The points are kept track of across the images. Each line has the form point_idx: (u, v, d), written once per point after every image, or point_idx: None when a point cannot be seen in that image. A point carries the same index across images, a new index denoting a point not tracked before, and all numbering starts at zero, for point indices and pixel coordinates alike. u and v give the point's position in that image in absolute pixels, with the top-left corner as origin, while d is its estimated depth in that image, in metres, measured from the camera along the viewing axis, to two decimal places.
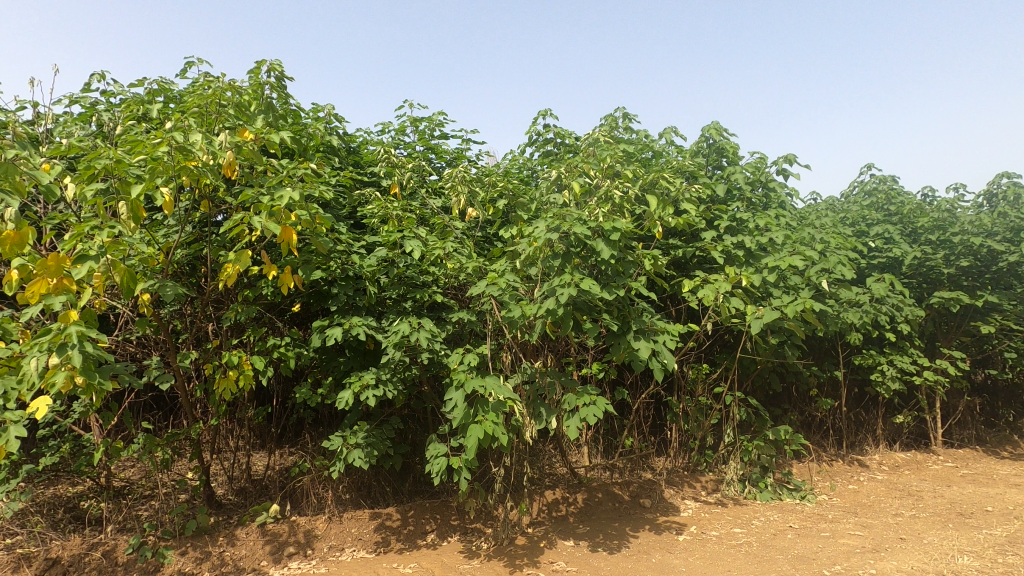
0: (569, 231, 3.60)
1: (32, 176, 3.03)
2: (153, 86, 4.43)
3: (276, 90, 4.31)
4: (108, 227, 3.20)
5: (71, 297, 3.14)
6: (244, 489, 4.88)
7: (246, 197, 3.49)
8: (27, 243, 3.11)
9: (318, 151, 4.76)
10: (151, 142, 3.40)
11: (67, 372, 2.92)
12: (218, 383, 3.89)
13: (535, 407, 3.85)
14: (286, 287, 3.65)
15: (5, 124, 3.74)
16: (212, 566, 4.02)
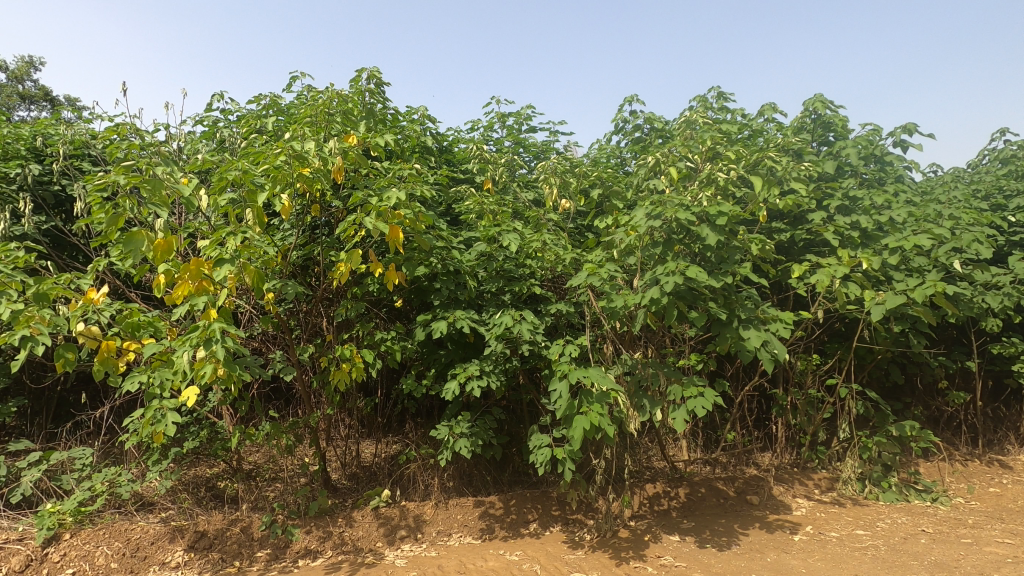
0: (671, 217, 3.48)
1: (176, 189, 3.41)
2: (265, 102, 4.82)
3: (375, 95, 4.52)
4: (239, 232, 3.52)
5: (211, 297, 3.49)
6: (356, 475, 5.19)
7: (356, 199, 3.69)
8: (173, 250, 3.49)
9: (414, 152, 4.95)
10: (271, 153, 3.68)
11: (213, 364, 3.26)
12: (334, 375, 4.16)
13: (638, 398, 3.77)
14: (393, 283, 3.83)
15: (151, 145, 4.23)
16: (334, 544, 4.32)
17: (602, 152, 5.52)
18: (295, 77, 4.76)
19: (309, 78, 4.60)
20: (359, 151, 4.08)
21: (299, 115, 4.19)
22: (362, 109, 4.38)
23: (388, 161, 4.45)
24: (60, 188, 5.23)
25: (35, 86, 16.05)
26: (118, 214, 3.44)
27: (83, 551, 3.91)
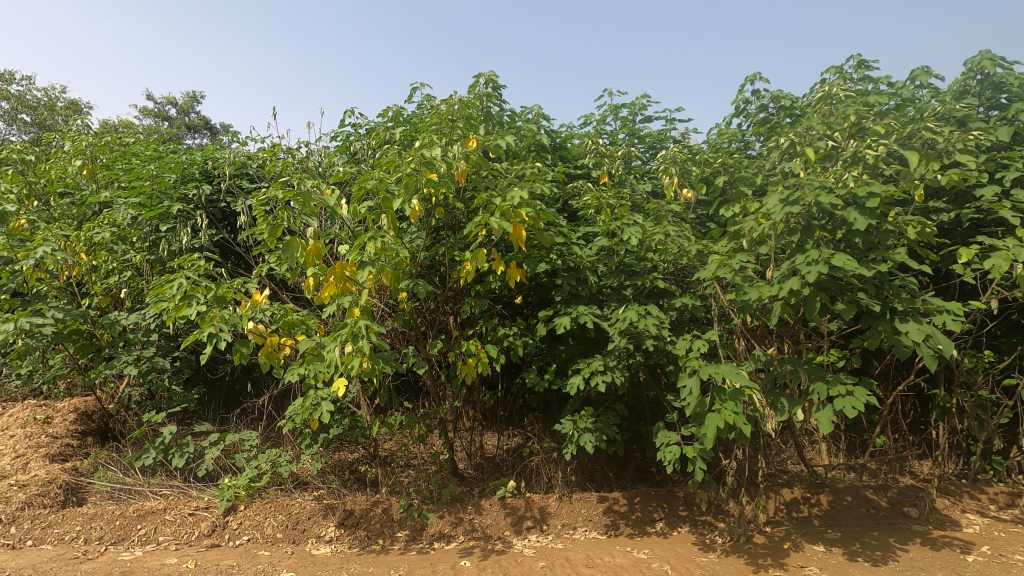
0: (812, 202, 3.21)
1: (322, 199, 3.78)
2: (391, 114, 5.17)
3: (493, 98, 4.67)
4: (377, 237, 3.80)
5: (354, 297, 3.81)
6: (480, 465, 5.41)
7: (481, 200, 3.83)
8: (323, 255, 3.86)
9: (530, 150, 5.02)
10: (403, 161, 3.94)
11: (360, 357, 3.58)
12: (462, 369, 4.36)
13: (774, 397, 3.50)
14: (516, 281, 3.94)
15: (298, 162, 4.71)
16: (465, 530, 4.54)
17: (724, 137, 5.23)
18: (417, 87, 5.04)
19: (430, 87, 4.86)
20: (480, 153, 4.23)
21: (425, 125, 4.44)
22: (480, 114, 4.54)
23: (507, 161, 4.57)
24: (226, 205, 6.00)
25: (199, 117, 18.55)
26: (278, 225, 3.90)
27: (255, 521, 4.46)
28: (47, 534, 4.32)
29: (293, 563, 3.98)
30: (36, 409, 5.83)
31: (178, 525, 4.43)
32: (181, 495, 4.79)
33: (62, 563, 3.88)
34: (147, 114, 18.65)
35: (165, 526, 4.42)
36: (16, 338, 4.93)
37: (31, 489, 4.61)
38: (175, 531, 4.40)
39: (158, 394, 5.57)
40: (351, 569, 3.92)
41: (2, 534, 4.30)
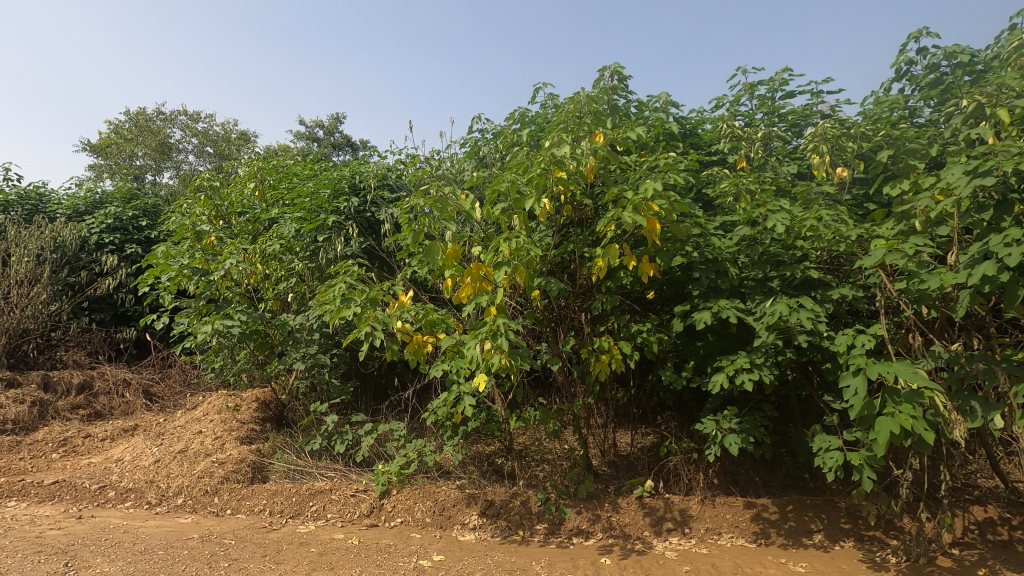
0: (1009, 171, 2.73)
1: (459, 204, 3.98)
2: (518, 116, 5.29)
3: (619, 90, 4.58)
4: (511, 237, 3.91)
5: (491, 296, 3.96)
6: (614, 463, 5.36)
7: (613, 195, 3.78)
8: (461, 257, 4.08)
9: (659, 140, 4.85)
10: (533, 162, 4.01)
11: (499, 354, 3.72)
12: (595, 365, 4.34)
13: (964, 400, 3.03)
14: (649, 275, 3.83)
15: (435, 170, 5.00)
16: (604, 527, 4.52)
17: (883, 105, 4.63)
18: (541, 89, 5.16)
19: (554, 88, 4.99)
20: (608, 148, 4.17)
21: (552, 124, 4.49)
22: (607, 107, 4.47)
23: (636, 154, 4.47)
24: (371, 215, 6.57)
25: (342, 136, 20.45)
26: (420, 231, 4.18)
27: (406, 505, 4.82)
28: (241, 505, 5.04)
29: (442, 547, 4.24)
30: (227, 398, 6.82)
31: (342, 504, 4.93)
32: (343, 477, 5.33)
33: (254, 531, 4.50)
34: (301, 138, 20.93)
35: (332, 505, 4.93)
36: (213, 338, 5.81)
37: (228, 466, 5.42)
38: (340, 509, 4.89)
39: (320, 386, 6.25)
40: (495, 557, 4.08)
41: (208, 503, 5.10)
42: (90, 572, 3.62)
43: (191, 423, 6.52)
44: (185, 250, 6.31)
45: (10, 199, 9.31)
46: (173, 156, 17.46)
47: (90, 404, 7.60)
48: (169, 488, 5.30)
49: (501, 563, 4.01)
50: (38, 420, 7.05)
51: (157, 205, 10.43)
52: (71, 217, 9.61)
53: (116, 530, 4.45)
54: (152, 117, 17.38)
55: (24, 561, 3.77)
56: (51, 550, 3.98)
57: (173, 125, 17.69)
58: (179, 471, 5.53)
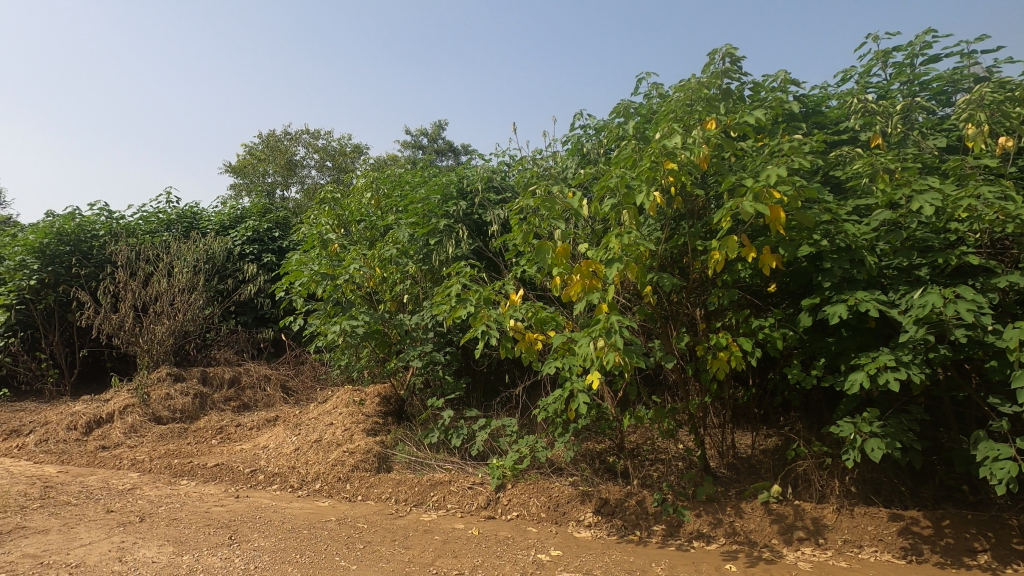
0: None
1: (568, 203, 4.00)
2: (622, 110, 5.21)
3: (732, 73, 4.34)
4: (622, 233, 3.86)
5: (602, 293, 3.93)
6: (734, 465, 5.10)
7: (731, 184, 3.59)
8: (571, 255, 4.09)
9: (778, 122, 4.54)
10: (643, 154, 3.92)
11: (613, 352, 3.69)
12: (712, 363, 4.16)
13: None
14: (771, 267, 3.60)
15: (540, 170, 5.06)
16: (727, 532, 4.32)
17: None
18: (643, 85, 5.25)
19: (657, 88, 5.20)
20: (722, 134, 4.00)
21: (661, 114, 4.36)
22: (719, 92, 4.25)
23: (752, 139, 4.22)
24: (478, 217, 6.77)
25: (445, 142, 21.32)
26: (530, 230, 4.23)
27: (521, 499, 4.91)
28: (370, 492, 5.42)
29: (559, 542, 4.28)
30: (353, 392, 7.36)
31: (460, 495, 5.13)
32: (460, 470, 5.56)
33: (383, 517, 4.83)
34: (408, 146, 22.07)
35: (451, 495, 5.14)
36: (341, 338, 6.32)
37: (357, 455, 5.86)
38: (459, 501, 5.08)
39: (436, 382, 6.56)
40: (613, 556, 4.06)
41: (342, 488, 5.54)
42: (250, 545, 4.10)
43: (323, 415, 7.12)
44: (314, 258, 6.92)
45: (172, 218, 10.76)
46: (298, 172, 19.17)
47: (239, 397, 8.57)
48: (308, 473, 5.84)
49: (619, 562, 3.98)
50: (199, 410, 8.08)
51: (287, 217, 11.50)
52: (219, 232, 10.88)
53: (267, 510, 4.99)
54: (280, 137, 19.19)
55: (198, 532, 4.35)
56: (218, 524, 4.55)
57: (297, 143, 19.42)
58: (316, 459, 6.08)
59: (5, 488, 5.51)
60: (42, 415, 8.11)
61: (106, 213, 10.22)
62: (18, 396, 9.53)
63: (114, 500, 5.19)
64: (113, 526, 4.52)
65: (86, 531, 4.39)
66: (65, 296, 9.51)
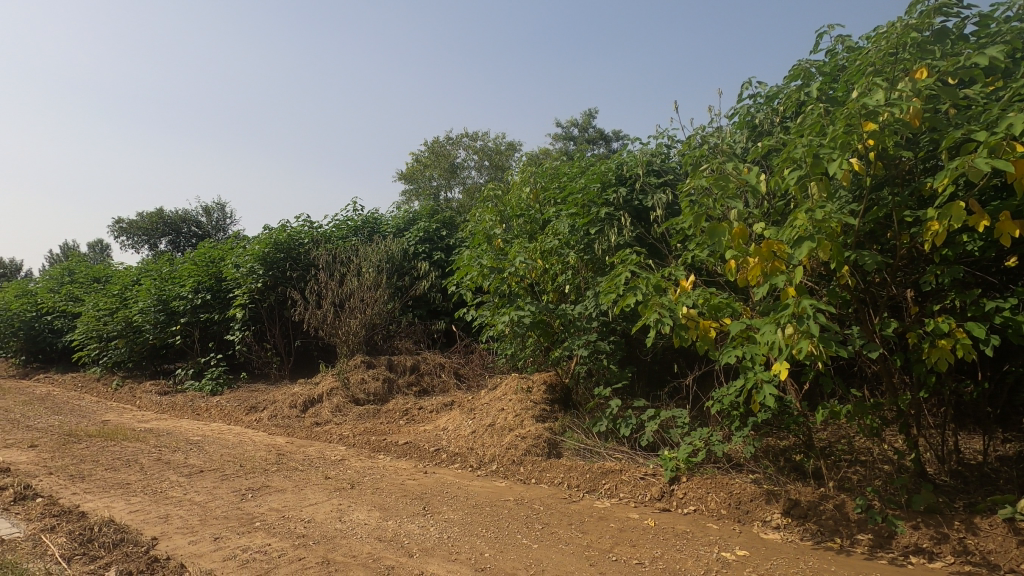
0: None
1: (745, 181, 3.71)
2: (803, 72, 4.70)
3: (948, 8, 3.66)
4: (811, 208, 3.47)
5: (788, 275, 3.57)
6: (960, 474, 4.34)
7: (953, 140, 3.03)
8: (749, 236, 3.78)
9: (1015, 60, 3.72)
10: (834, 118, 3.48)
11: (806, 340, 3.35)
12: (930, 353, 3.54)
13: None
14: (1014, 236, 2.96)
15: (708, 149, 4.77)
16: (955, 550, 3.72)
17: None
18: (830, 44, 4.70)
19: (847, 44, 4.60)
20: (937, 84, 3.39)
21: (853, 70, 3.83)
22: (931, 34, 3.61)
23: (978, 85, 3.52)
24: (639, 202, 6.58)
25: (595, 131, 21.19)
26: (700, 212, 3.99)
27: (698, 494, 4.69)
28: (543, 476, 5.58)
29: (744, 541, 4.02)
30: (520, 379, 7.66)
31: (632, 485, 5.04)
32: (630, 460, 5.51)
33: (557, 500, 4.96)
34: (559, 138, 22.33)
35: (623, 485, 5.08)
36: (509, 328, 6.63)
37: (528, 440, 6.11)
38: (632, 490, 4.99)
39: (601, 372, 6.58)
40: (809, 563, 3.70)
41: (516, 471, 5.80)
42: (442, 516, 4.50)
43: (494, 401, 7.51)
44: (482, 253, 7.35)
45: (359, 224, 12.20)
46: (460, 174, 20.50)
47: (419, 382, 9.43)
48: (485, 455, 6.22)
49: (817, 570, 3.62)
50: (388, 393, 9.06)
51: (453, 217, 12.36)
52: (396, 234, 12.07)
53: (452, 486, 5.44)
54: (443, 143, 20.64)
55: (398, 501, 4.91)
56: (413, 495, 5.09)
57: (458, 147, 20.76)
58: (491, 442, 6.45)
59: (252, 453, 6.75)
60: (271, 395, 9.76)
61: (308, 224, 11.92)
62: (254, 378, 11.58)
63: (330, 469, 6.07)
64: (331, 490, 5.29)
65: (312, 492, 5.20)
66: (283, 296, 11.33)
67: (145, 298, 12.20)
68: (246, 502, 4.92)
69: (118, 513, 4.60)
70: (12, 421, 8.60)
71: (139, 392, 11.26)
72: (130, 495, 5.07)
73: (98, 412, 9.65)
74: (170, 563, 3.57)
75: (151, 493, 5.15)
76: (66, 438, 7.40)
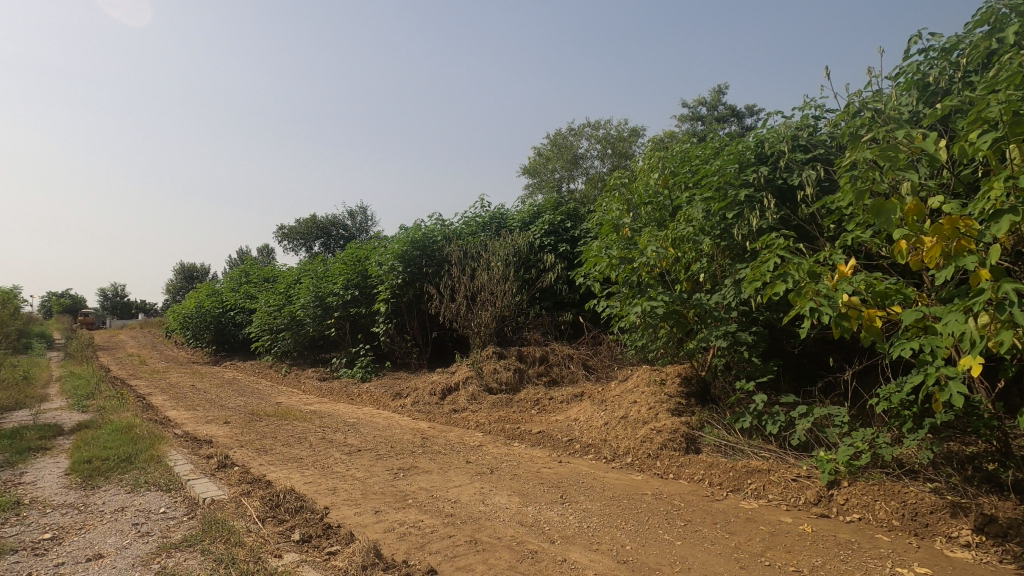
0: None
1: (922, 149, 3.24)
2: (995, 15, 3.99)
3: None
4: (1013, 176, 2.94)
5: (980, 256, 3.05)
6: None
7: None
8: (926, 213, 3.29)
9: None
10: None
11: (1009, 331, 2.85)
12: None
13: None
14: None
15: (870, 116, 4.24)
16: None
17: None
18: None
19: None
20: None
21: None
22: None
23: None
24: (783, 181, 6.04)
25: (726, 108, 19.84)
26: (863, 188, 3.55)
27: (863, 501, 4.23)
28: (682, 471, 5.38)
29: (926, 558, 3.56)
30: (652, 371, 7.46)
31: (783, 486, 4.68)
32: (780, 460, 5.12)
33: (699, 498, 4.75)
34: (685, 119, 21.26)
35: (773, 486, 4.73)
36: (641, 318, 6.46)
37: (665, 434, 5.93)
38: (783, 492, 4.63)
39: (742, 365, 6.20)
40: None
41: (652, 464, 5.65)
42: (580, 506, 4.55)
43: (627, 393, 7.38)
44: (610, 244, 7.25)
45: (486, 220, 12.63)
46: (583, 165, 20.37)
47: (549, 372, 9.58)
48: (619, 447, 6.15)
49: None
50: (519, 382, 9.31)
51: (577, 208, 12.33)
52: (522, 228, 12.30)
53: (588, 476, 5.45)
54: (565, 134, 20.60)
55: (536, 488, 5.05)
56: (550, 484, 5.20)
57: (580, 137, 20.61)
58: (625, 434, 6.37)
59: (400, 437, 7.33)
60: (413, 383, 10.51)
61: (440, 222, 12.62)
62: (396, 367, 12.55)
63: (469, 453, 6.40)
64: (473, 474, 5.58)
65: (456, 475, 5.53)
66: (420, 291, 12.13)
67: (305, 295, 13.73)
68: (399, 481, 5.37)
69: (296, 483, 5.27)
70: (210, 401, 10.19)
71: (303, 378, 12.75)
72: (304, 469, 5.77)
73: (273, 395, 11.09)
74: (342, 530, 4.01)
75: (320, 467, 5.82)
76: (251, 417, 8.61)
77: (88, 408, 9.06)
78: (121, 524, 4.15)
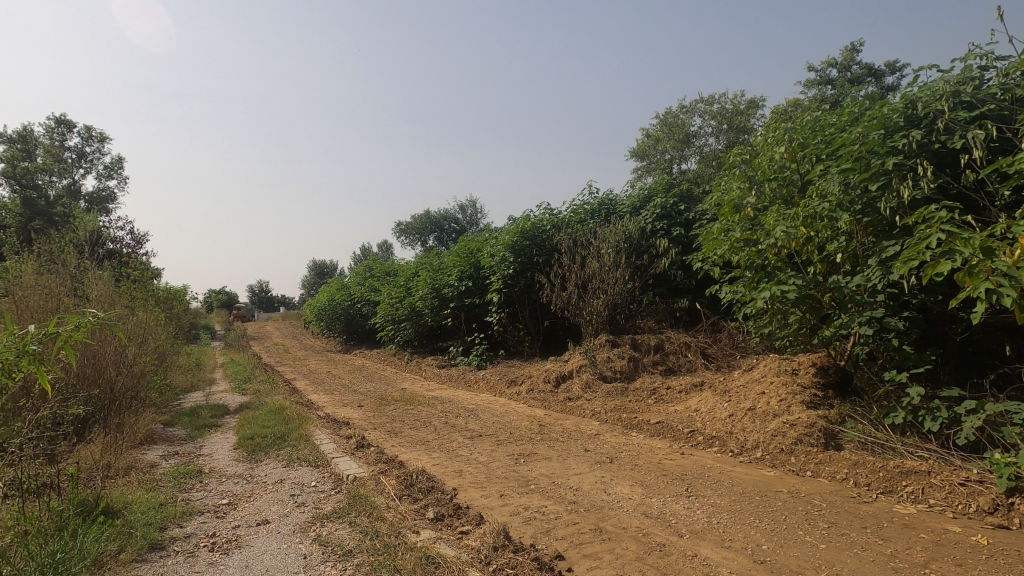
0: None
1: None
2: None
3: None
4: None
5: None
6: None
7: None
8: None
9: None
10: None
11: None
12: None
13: None
14: None
15: None
16: None
17: None
18: None
19: None
20: None
21: None
22: None
23: None
24: (940, 145, 5.29)
25: (861, 68, 17.82)
26: None
27: None
28: (821, 469, 4.96)
29: None
30: (782, 361, 6.94)
31: (949, 491, 4.15)
32: (942, 462, 4.54)
33: (844, 498, 4.35)
34: (811, 85, 19.41)
35: (935, 490, 4.20)
36: (769, 304, 6.01)
37: (799, 428, 5.51)
38: (948, 498, 4.10)
39: (891, 354, 5.58)
40: None
41: (786, 460, 5.28)
42: (708, 500, 4.37)
43: (754, 383, 6.95)
44: (731, 226, 6.82)
45: (595, 207, 12.45)
46: (695, 143, 19.39)
47: (665, 360, 9.28)
48: (747, 440, 5.81)
49: None
50: (634, 371, 9.12)
51: (691, 189, 11.76)
52: (632, 213, 11.98)
53: (714, 470, 5.21)
54: (676, 113, 19.69)
55: (659, 480, 4.93)
56: (674, 476, 5.04)
57: (692, 114, 19.60)
58: (753, 427, 6.00)
59: (517, 423, 7.52)
60: (527, 371, 10.71)
61: (549, 211, 12.66)
62: (510, 355, 12.86)
63: (587, 442, 6.40)
64: (592, 462, 5.58)
65: (575, 463, 5.56)
66: (531, 280, 12.29)
67: (423, 287, 14.46)
68: (521, 466, 5.51)
69: (426, 464, 5.61)
70: (345, 386, 11.14)
71: (424, 365, 13.49)
72: (431, 451, 6.13)
73: (399, 381, 11.86)
74: (470, 511, 4.20)
75: (446, 451, 6.13)
76: (381, 401, 9.29)
77: (247, 391, 10.32)
78: (281, 494, 4.68)
